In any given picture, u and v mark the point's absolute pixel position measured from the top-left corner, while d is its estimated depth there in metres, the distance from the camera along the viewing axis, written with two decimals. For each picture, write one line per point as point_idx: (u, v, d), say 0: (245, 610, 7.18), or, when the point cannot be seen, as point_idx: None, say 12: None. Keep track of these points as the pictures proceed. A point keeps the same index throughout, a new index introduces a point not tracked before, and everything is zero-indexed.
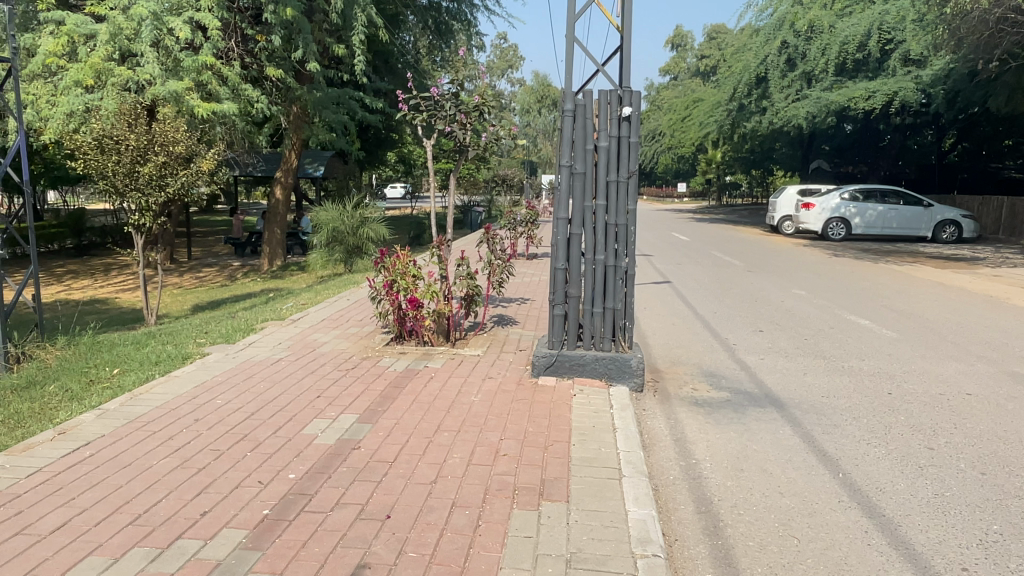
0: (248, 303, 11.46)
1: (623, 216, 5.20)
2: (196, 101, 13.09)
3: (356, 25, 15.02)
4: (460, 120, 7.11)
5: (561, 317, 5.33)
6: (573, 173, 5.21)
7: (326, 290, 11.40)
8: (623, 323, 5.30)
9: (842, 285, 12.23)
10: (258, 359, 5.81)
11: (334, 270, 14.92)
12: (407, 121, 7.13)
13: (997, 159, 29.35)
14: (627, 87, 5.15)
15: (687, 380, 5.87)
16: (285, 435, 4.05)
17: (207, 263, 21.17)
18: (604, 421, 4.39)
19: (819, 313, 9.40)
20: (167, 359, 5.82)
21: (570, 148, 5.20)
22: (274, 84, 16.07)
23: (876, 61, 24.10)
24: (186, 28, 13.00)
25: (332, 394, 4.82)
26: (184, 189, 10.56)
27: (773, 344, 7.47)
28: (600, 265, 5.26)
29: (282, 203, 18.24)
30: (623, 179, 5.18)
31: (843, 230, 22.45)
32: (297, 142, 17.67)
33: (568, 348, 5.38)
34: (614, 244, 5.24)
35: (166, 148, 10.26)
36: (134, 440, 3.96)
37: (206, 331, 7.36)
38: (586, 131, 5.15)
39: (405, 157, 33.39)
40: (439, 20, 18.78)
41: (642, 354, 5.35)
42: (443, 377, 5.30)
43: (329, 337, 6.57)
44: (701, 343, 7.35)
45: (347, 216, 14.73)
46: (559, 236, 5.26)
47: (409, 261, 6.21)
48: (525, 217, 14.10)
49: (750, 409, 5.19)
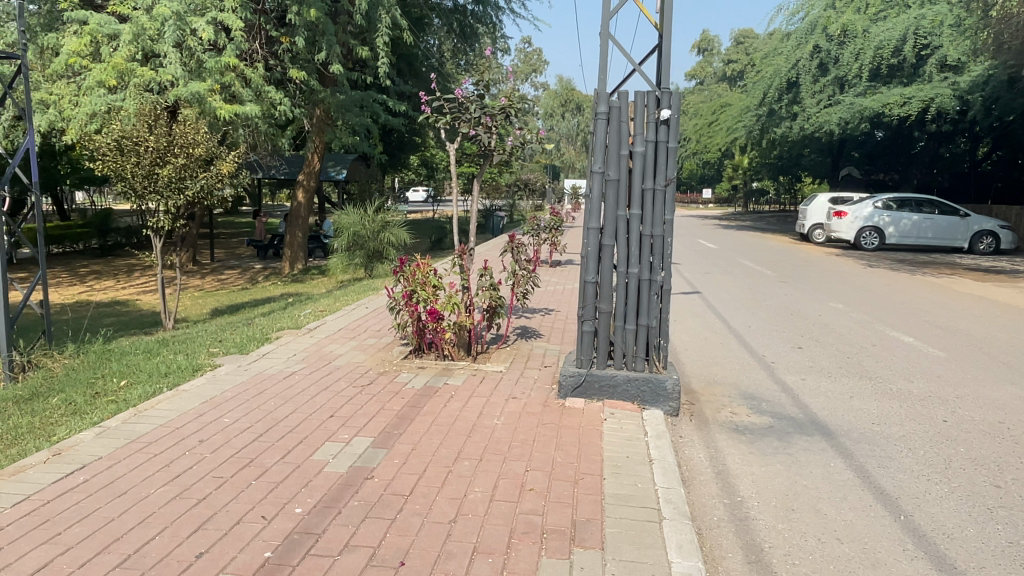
0: (267, 308, 11.26)
1: (659, 226, 4.84)
2: (218, 102, 12.97)
3: (381, 27, 14.82)
4: (486, 122, 6.77)
5: (591, 334, 4.99)
6: (606, 180, 4.87)
7: (345, 296, 11.16)
8: (658, 342, 4.94)
9: (880, 298, 11.74)
10: (270, 372, 5.53)
11: (355, 274, 14.74)
12: (430, 123, 6.81)
13: None
14: (666, 88, 4.79)
15: (725, 404, 5.49)
16: (293, 460, 3.74)
17: (229, 265, 21.11)
18: (639, 451, 4.04)
19: (860, 329, 8.96)
20: (175, 371, 5.56)
21: (603, 154, 4.87)
22: (298, 87, 15.94)
23: (911, 66, 23.47)
24: (209, 29, 12.88)
25: (346, 413, 4.51)
26: (204, 191, 10.38)
27: (814, 363, 7.06)
28: (634, 279, 4.90)
29: (304, 206, 18.10)
30: (659, 188, 4.82)
31: (876, 239, 21.83)
32: (320, 145, 17.51)
33: (597, 368, 5.03)
34: (649, 257, 4.89)
35: (187, 150, 10.10)
36: (132, 464, 3.68)
37: (219, 340, 7.11)
38: (621, 136, 4.81)
39: (429, 160, 33.23)
40: (464, 23, 18.57)
41: (677, 376, 4.98)
42: (464, 396, 4.98)
43: (345, 349, 6.27)
44: (737, 361, 6.96)
45: (369, 220, 14.44)
46: (590, 247, 4.93)
47: (430, 271, 5.92)
48: (549, 224, 13.76)
49: (795, 438, 4.80)
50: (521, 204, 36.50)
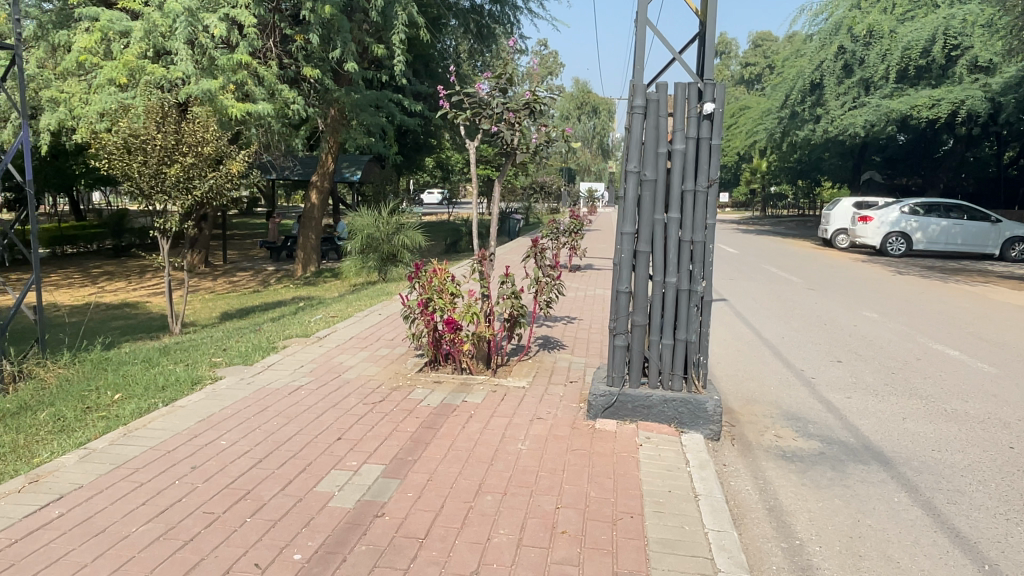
0: (277, 313, 10.91)
1: (700, 231, 4.39)
2: (230, 101, 12.66)
3: (397, 25, 14.44)
4: (508, 119, 6.28)
5: (623, 349, 4.56)
6: (642, 180, 4.42)
7: (358, 301, 10.77)
8: (698, 358, 4.49)
9: (917, 309, 11.18)
10: (274, 385, 5.13)
11: (368, 278, 14.34)
12: (449, 119, 6.32)
13: None
14: (709, 79, 4.34)
15: (769, 426, 5.03)
16: (294, 493, 3.33)
17: (241, 267, 20.86)
18: (683, 484, 3.59)
19: (900, 341, 8.46)
20: (173, 383, 5.17)
21: (639, 151, 4.43)
22: (312, 86, 15.65)
23: (940, 68, 22.81)
24: (221, 25, 12.55)
25: (355, 435, 4.10)
26: (214, 192, 10.05)
27: (858, 379, 6.58)
28: (672, 290, 4.46)
29: (317, 208, 17.79)
30: (701, 189, 4.37)
31: (903, 246, 21.20)
32: (334, 145, 17.19)
33: (630, 387, 4.59)
34: (689, 265, 4.44)
35: (195, 149, 9.75)
36: (114, 495, 3.29)
37: (224, 348, 6.72)
38: (660, 132, 4.36)
39: (444, 162, 32.94)
40: (481, 23, 18.17)
41: (719, 396, 4.53)
42: (485, 416, 4.54)
43: (356, 360, 5.86)
44: (776, 376, 6.48)
45: (383, 223, 14.07)
46: (624, 254, 4.49)
47: (448, 277, 5.55)
48: (569, 227, 13.34)
49: (851, 469, 4.33)
50: (536, 207, 36.02)
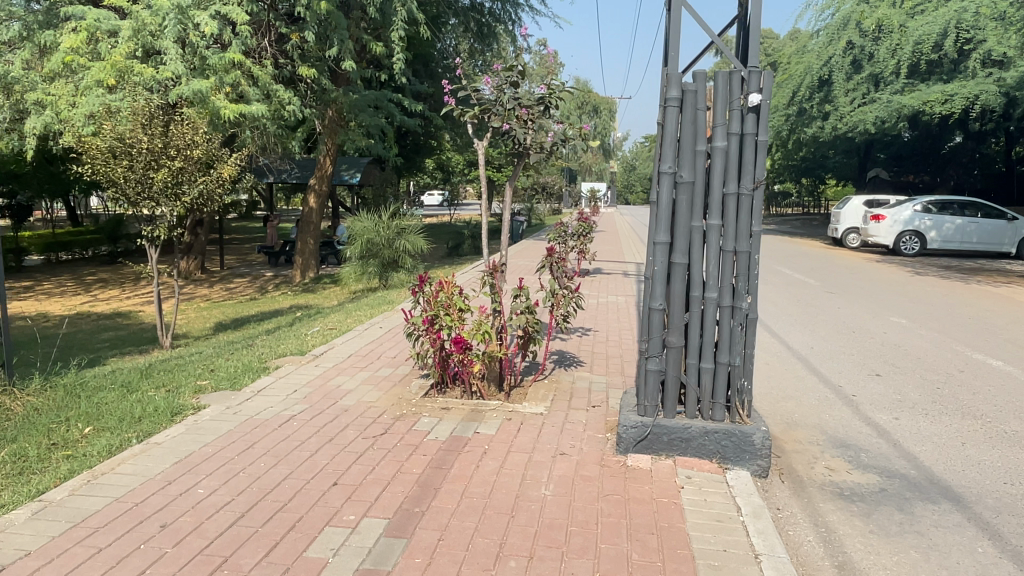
0: (274, 324, 10.38)
1: (745, 241, 3.87)
2: (222, 102, 12.13)
3: (396, 21, 13.89)
4: (521, 115, 5.52)
5: (658, 374, 4.02)
6: (677, 183, 3.90)
7: (358, 310, 10.21)
8: (743, 384, 3.96)
9: (945, 313, 10.60)
10: (263, 416, 4.58)
11: (368, 285, 13.77)
12: (454, 114, 5.62)
13: None
14: (753, 67, 3.82)
15: (818, 457, 4.49)
16: (281, 561, 2.80)
17: (238, 273, 20.31)
18: (739, 542, 3.06)
19: (937, 350, 7.92)
20: (150, 415, 4.62)
21: (675, 149, 3.90)
22: (309, 86, 15.10)
23: (951, 62, 22.24)
24: (212, 23, 12.03)
25: (353, 480, 3.56)
26: (204, 197, 9.54)
27: (903, 395, 6.03)
28: (713, 307, 3.93)
29: (315, 212, 17.22)
30: (745, 192, 3.85)
31: (917, 245, 20.63)
32: (332, 147, 16.64)
33: (664, 417, 4.05)
34: (732, 279, 3.91)
35: (183, 152, 9.20)
36: (67, 566, 2.75)
37: (211, 368, 6.15)
38: (698, 126, 3.83)
39: (444, 164, 32.41)
40: (482, 22, 17.61)
41: (766, 426, 3.99)
42: (502, 451, 4.00)
43: (354, 383, 5.30)
44: (812, 395, 5.94)
45: (383, 228, 13.56)
46: (658, 267, 3.96)
47: (456, 291, 5.04)
48: (577, 230, 12.84)
49: (921, 512, 3.79)
50: (538, 209, 35.42)
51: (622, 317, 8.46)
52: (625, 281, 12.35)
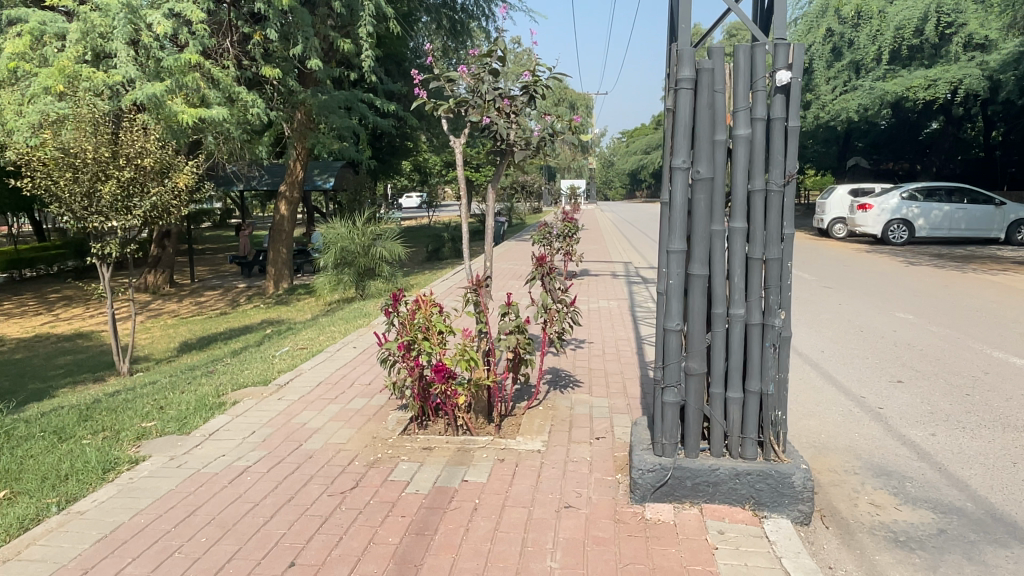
0: (243, 343, 9.65)
1: (775, 246, 3.27)
2: (180, 107, 11.37)
3: (364, 16, 13.17)
4: (502, 107, 4.69)
5: (677, 407, 3.41)
6: (693, 181, 3.27)
7: (332, 325, 9.51)
8: (777, 414, 3.37)
9: (950, 306, 10.11)
10: (212, 469, 3.89)
11: (344, 295, 13.02)
12: (425, 109, 4.80)
13: None
14: (780, 39, 3.21)
15: (859, 491, 3.91)
16: None
17: (210, 286, 19.47)
18: None
19: (953, 348, 7.42)
20: (79, 472, 3.91)
21: (689, 140, 3.27)
22: (276, 88, 14.37)
23: (932, 47, 21.48)
24: (166, 22, 11.25)
25: (315, 558, 2.90)
26: (160, 209, 8.81)
27: (932, 405, 5.48)
28: (739, 325, 3.33)
29: (287, 220, 16.43)
30: (774, 189, 3.23)
31: (905, 233, 20.23)
32: (302, 151, 15.86)
33: (685, 457, 3.43)
34: (761, 291, 3.31)
35: (134, 162, 8.44)
36: None
37: (160, 405, 5.43)
38: (716, 112, 3.21)
39: (421, 165, 31.67)
40: (455, 19, 16.95)
41: (805, 463, 3.39)
42: (496, 506, 3.35)
43: (322, 420, 4.62)
44: (834, 408, 5.37)
45: (358, 234, 12.85)
46: (673, 282, 3.33)
47: (435, 310, 4.41)
48: (562, 230, 12.24)
49: (995, 559, 3.21)
50: (519, 208, 34.76)
51: (617, 325, 7.83)
52: (615, 283, 11.74)
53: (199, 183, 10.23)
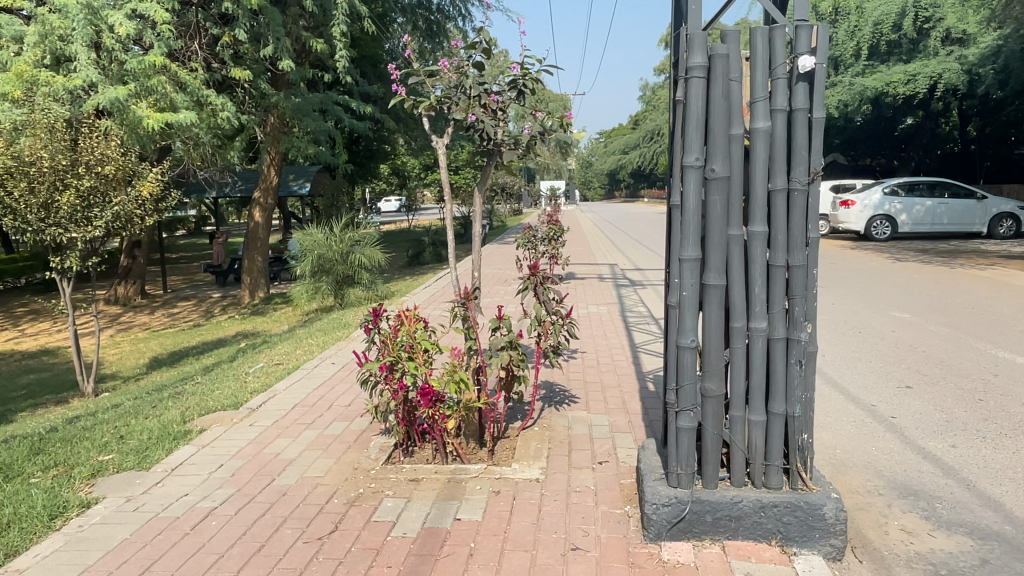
0: (216, 358, 9.18)
1: (800, 252, 2.93)
2: (145, 111, 10.86)
3: (337, 15, 12.74)
4: (488, 104, 4.27)
5: (692, 433, 3.06)
6: (708, 180, 2.92)
7: (310, 338, 9.08)
8: (804, 437, 3.03)
9: (944, 304, 9.90)
10: (175, 513, 3.48)
11: (322, 304, 12.54)
12: (403, 107, 4.38)
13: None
14: (803, 21, 2.88)
15: (887, 515, 3.59)
16: None
17: (183, 296, 18.87)
18: None
19: (954, 348, 7.19)
20: (21, 519, 3.46)
21: (702, 134, 2.92)
22: (247, 91, 13.91)
23: (910, 42, 21.56)
24: (129, 23, 10.73)
25: None
26: (124, 219, 8.33)
27: (947, 413, 5.19)
28: (760, 338, 2.99)
29: (261, 227, 15.93)
30: (798, 187, 2.90)
31: (888, 229, 20.17)
32: (276, 156, 15.38)
33: (702, 488, 3.08)
34: (785, 302, 2.96)
35: (94, 169, 7.96)
36: None
37: (120, 434, 4.97)
38: (732, 103, 2.87)
39: (400, 168, 31.23)
40: (431, 20, 16.62)
41: (836, 491, 3.05)
42: (494, 550, 2.98)
43: (297, 450, 4.21)
44: (845, 419, 5.07)
45: (335, 241, 12.45)
46: (687, 293, 2.98)
47: (421, 326, 4.04)
48: (547, 234, 11.93)
49: None
50: (499, 210, 34.43)
51: (609, 331, 7.49)
52: (603, 286, 11.43)
53: (165, 192, 9.73)
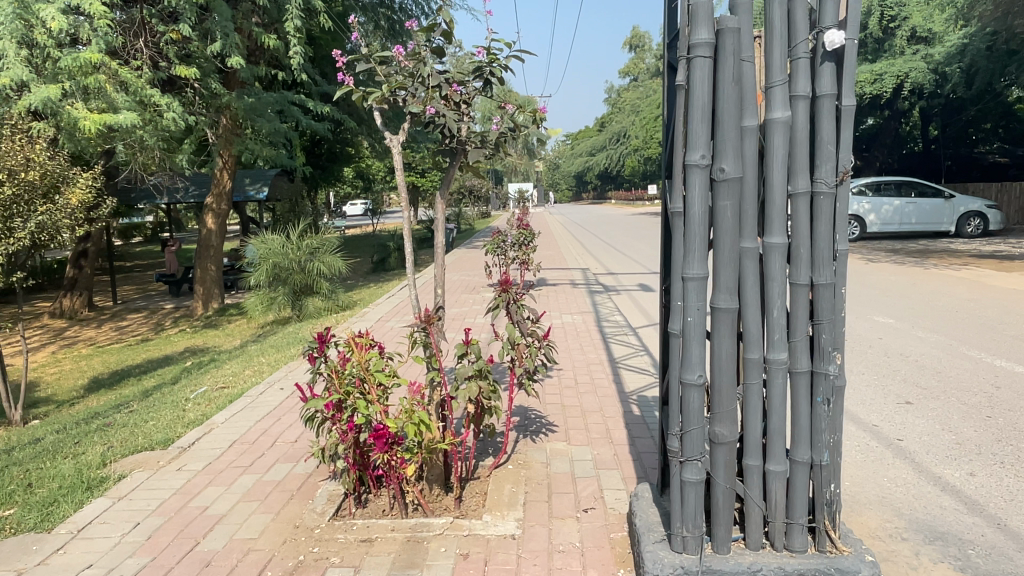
0: (158, 380, 8.42)
1: (827, 267, 2.42)
2: (81, 113, 9.98)
3: (291, 10, 12.04)
4: (450, 95, 3.69)
5: (700, 486, 2.53)
6: (716, 182, 2.40)
7: (263, 355, 8.40)
8: (832, 491, 2.53)
9: (926, 307, 9.60)
10: None
11: (279, 316, 11.81)
12: (351, 99, 3.76)
13: (986, 143, 27.75)
14: None
15: (918, 568, 3.10)
16: None
17: (134, 308, 17.89)
18: None
19: (948, 357, 6.82)
20: None
21: (709, 126, 2.40)
22: (197, 91, 13.11)
23: (876, 42, 21.53)
24: (62, 17, 9.81)
25: None
26: (52, 230, 7.56)
27: (955, 434, 4.76)
28: (780, 373, 2.48)
29: (215, 234, 15.13)
30: (824, 190, 2.39)
31: (857, 229, 20.06)
32: (229, 159, 14.59)
33: (712, 555, 2.55)
34: (809, 326, 2.45)
35: (14, 176, 7.18)
36: None
37: (28, 481, 4.28)
38: (746, 88, 2.35)
39: (364, 172, 30.42)
40: (393, 18, 16.00)
41: (871, 553, 2.54)
42: None
43: (229, 504, 3.60)
44: (847, 444, 4.61)
45: (293, 248, 11.75)
46: (693, 320, 2.45)
47: (374, 355, 3.45)
48: (517, 239, 11.41)
49: None
50: (466, 213, 33.80)
51: (586, 345, 6.95)
52: (576, 293, 10.92)
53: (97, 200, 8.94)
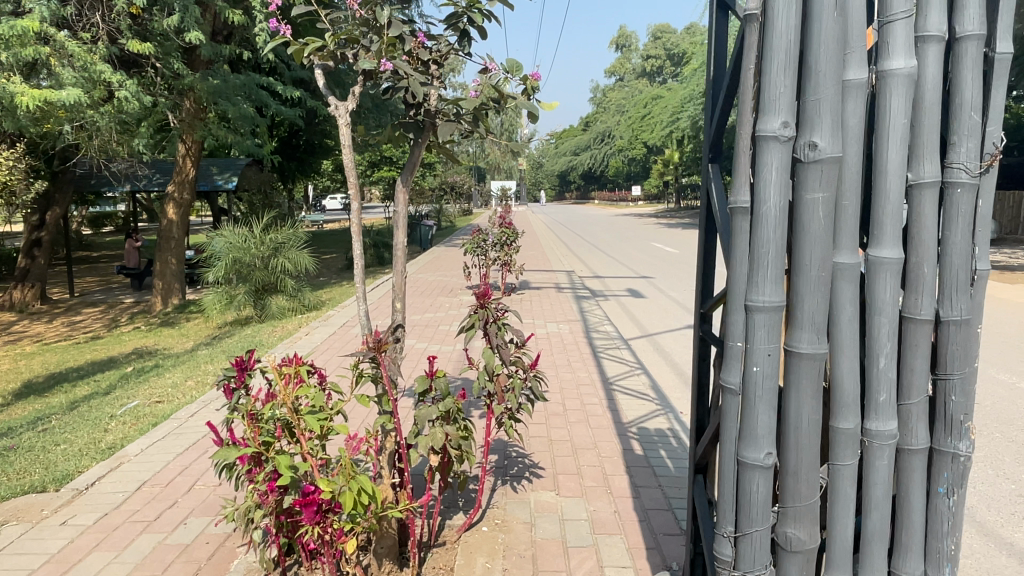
0: (93, 388, 7.47)
1: (962, 297, 1.63)
2: (16, 87, 8.76)
3: None
4: (413, 46, 2.88)
5: None
6: (803, 165, 1.59)
7: (212, 362, 7.48)
8: None
9: None
10: None
11: (238, 315, 10.85)
12: (288, 53, 2.93)
13: None
14: None
15: None
16: None
17: (90, 301, 16.77)
18: None
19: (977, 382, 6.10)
20: None
21: (794, 79, 1.58)
22: (158, 70, 12.09)
23: None
24: None
25: None
26: None
27: (1014, 483, 4.01)
28: (888, 449, 1.68)
29: (176, 225, 14.11)
30: (962, 181, 1.60)
31: None
32: (192, 145, 13.58)
33: None
34: (930, 381, 1.66)
35: None
36: None
37: None
38: (853, 25, 1.55)
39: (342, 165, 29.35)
40: None
41: None
42: None
43: None
44: None
45: (255, 243, 10.81)
46: (762, 370, 1.64)
47: (306, 390, 2.59)
48: (499, 238, 10.58)
49: None
50: (447, 210, 32.88)
51: (575, 361, 6.14)
52: (560, 298, 10.12)
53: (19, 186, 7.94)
